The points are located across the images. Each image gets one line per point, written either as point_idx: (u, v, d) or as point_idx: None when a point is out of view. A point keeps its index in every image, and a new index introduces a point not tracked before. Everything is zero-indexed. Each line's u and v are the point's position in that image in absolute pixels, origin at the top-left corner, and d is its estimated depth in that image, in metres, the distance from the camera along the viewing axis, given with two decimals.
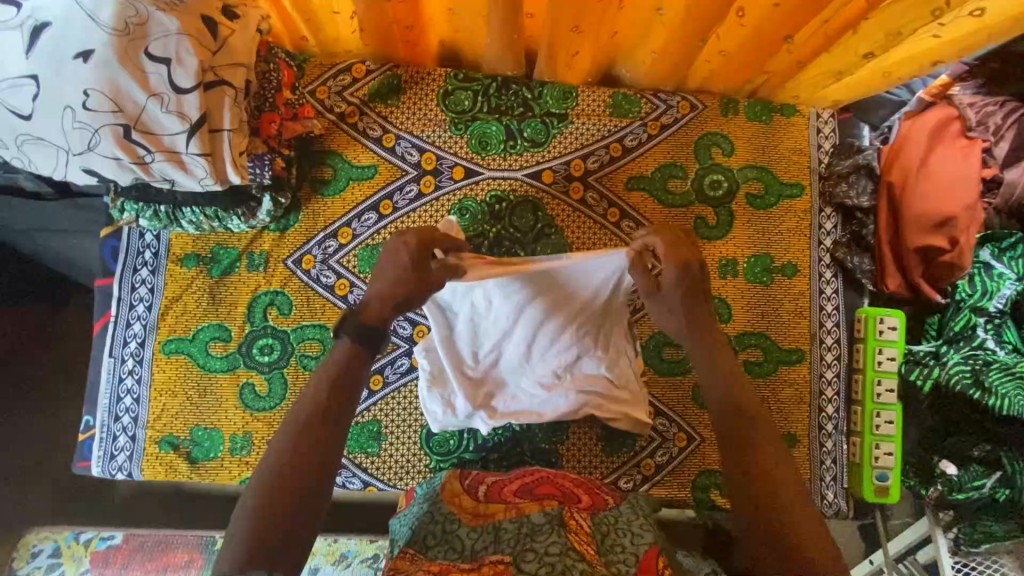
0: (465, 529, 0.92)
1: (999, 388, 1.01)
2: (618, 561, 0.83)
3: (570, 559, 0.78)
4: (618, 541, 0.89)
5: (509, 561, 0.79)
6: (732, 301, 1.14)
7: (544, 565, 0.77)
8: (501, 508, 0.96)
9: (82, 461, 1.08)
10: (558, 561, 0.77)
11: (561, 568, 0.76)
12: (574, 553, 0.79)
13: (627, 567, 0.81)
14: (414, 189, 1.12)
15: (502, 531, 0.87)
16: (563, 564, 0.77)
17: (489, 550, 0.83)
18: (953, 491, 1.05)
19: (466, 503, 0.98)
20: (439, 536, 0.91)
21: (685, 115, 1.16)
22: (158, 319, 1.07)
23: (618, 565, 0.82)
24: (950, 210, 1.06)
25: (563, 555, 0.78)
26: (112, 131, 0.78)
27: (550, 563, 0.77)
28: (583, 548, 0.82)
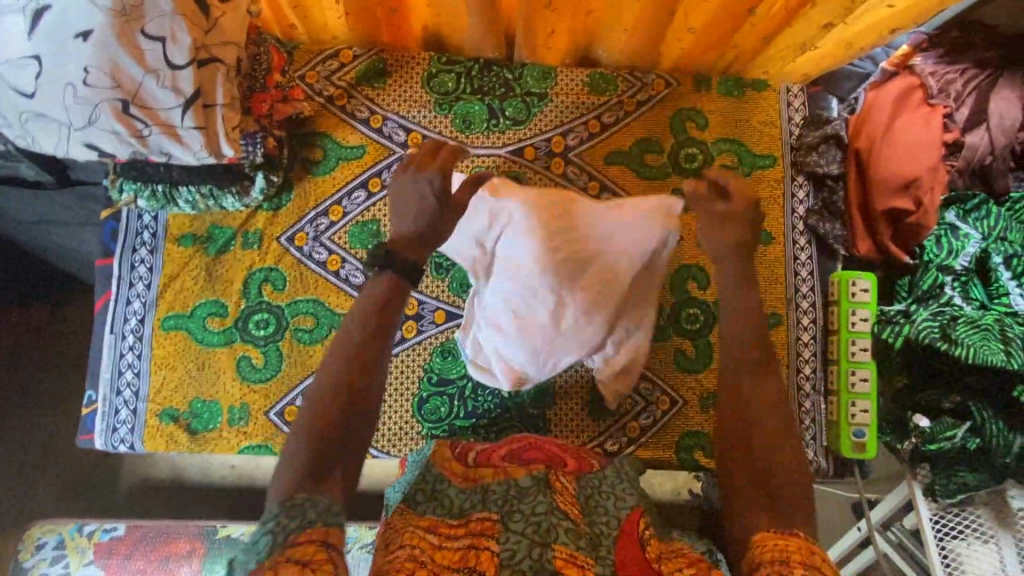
0: (455, 488, 0.95)
1: (965, 339, 1.04)
2: (601, 522, 0.90)
3: (555, 516, 0.83)
4: (601, 503, 0.94)
5: (496, 518, 0.85)
6: (709, 269, 1.18)
7: (531, 525, 0.82)
8: (490, 470, 0.99)
9: (85, 435, 1.11)
10: (543, 520, 0.83)
11: (546, 526, 0.82)
12: (559, 512, 0.85)
13: (610, 529, 0.89)
14: (401, 167, 1.16)
15: (491, 492, 0.91)
16: (548, 523, 0.82)
17: (477, 508, 0.88)
18: (926, 443, 1.08)
19: (455, 468, 1.01)
20: (429, 493, 0.95)
21: (660, 92, 1.21)
22: (157, 297, 1.11)
23: (601, 527, 0.89)
24: (913, 172, 1.11)
25: (548, 514, 0.84)
26: (112, 106, 0.82)
27: (535, 523, 0.82)
28: (567, 509, 0.88)
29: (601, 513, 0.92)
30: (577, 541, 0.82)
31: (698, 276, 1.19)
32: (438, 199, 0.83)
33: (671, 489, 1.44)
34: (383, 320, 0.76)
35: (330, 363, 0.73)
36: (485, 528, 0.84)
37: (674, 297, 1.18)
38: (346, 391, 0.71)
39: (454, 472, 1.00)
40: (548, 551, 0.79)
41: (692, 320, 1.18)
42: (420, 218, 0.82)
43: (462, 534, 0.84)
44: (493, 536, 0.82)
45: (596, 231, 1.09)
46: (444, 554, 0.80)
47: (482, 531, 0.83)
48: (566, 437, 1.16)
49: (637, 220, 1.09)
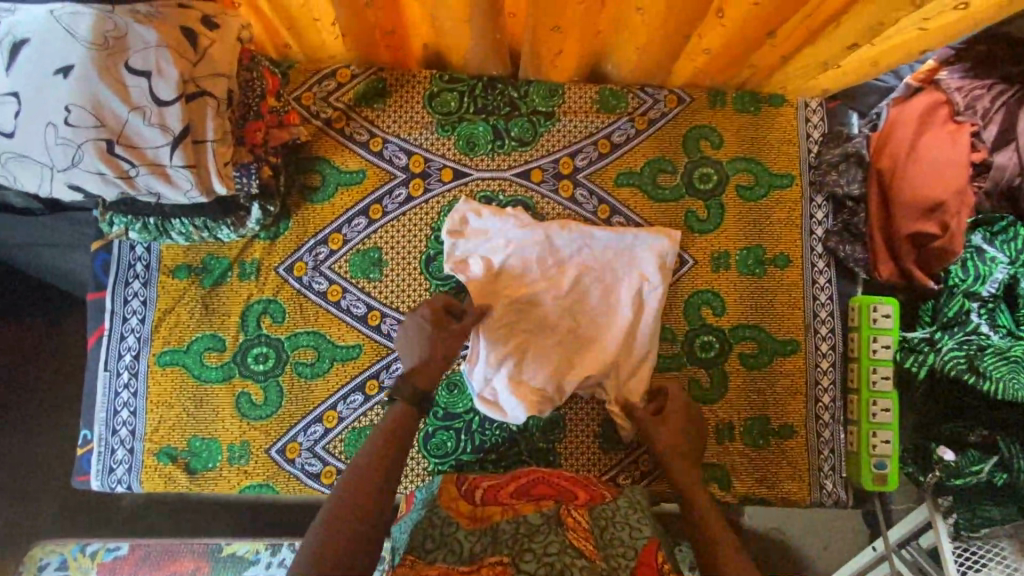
0: (462, 532, 0.91)
1: (993, 372, 1.01)
2: (618, 555, 0.88)
3: (568, 556, 0.81)
4: (616, 534, 0.91)
5: (508, 561, 0.82)
6: (725, 295, 1.14)
7: (544, 566, 0.80)
8: (498, 510, 0.97)
9: (82, 475, 1.08)
10: (557, 560, 0.80)
11: (559, 567, 0.79)
12: (572, 551, 0.82)
13: (626, 560, 0.87)
14: (403, 192, 1.11)
15: (501, 531, 0.88)
16: (562, 563, 0.80)
17: (488, 552, 0.85)
18: (952, 477, 1.04)
19: (462, 508, 0.98)
20: (438, 539, 0.90)
21: (673, 109, 1.15)
22: (152, 332, 1.07)
23: (617, 560, 0.87)
24: (939, 196, 1.06)
25: (561, 554, 0.81)
26: (95, 145, 0.78)
27: (547, 564, 0.80)
28: (581, 545, 0.85)
29: (616, 546, 0.89)
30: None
31: (713, 302, 1.14)
32: (433, 328, 0.98)
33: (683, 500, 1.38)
34: (402, 436, 0.92)
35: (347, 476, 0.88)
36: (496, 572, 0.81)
37: (688, 325, 1.14)
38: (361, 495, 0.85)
39: (461, 513, 0.97)
40: None
41: (706, 347, 1.14)
42: (420, 346, 0.98)
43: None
44: None
45: (593, 254, 1.10)
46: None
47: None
48: (578, 470, 1.13)
49: (637, 249, 1.10)
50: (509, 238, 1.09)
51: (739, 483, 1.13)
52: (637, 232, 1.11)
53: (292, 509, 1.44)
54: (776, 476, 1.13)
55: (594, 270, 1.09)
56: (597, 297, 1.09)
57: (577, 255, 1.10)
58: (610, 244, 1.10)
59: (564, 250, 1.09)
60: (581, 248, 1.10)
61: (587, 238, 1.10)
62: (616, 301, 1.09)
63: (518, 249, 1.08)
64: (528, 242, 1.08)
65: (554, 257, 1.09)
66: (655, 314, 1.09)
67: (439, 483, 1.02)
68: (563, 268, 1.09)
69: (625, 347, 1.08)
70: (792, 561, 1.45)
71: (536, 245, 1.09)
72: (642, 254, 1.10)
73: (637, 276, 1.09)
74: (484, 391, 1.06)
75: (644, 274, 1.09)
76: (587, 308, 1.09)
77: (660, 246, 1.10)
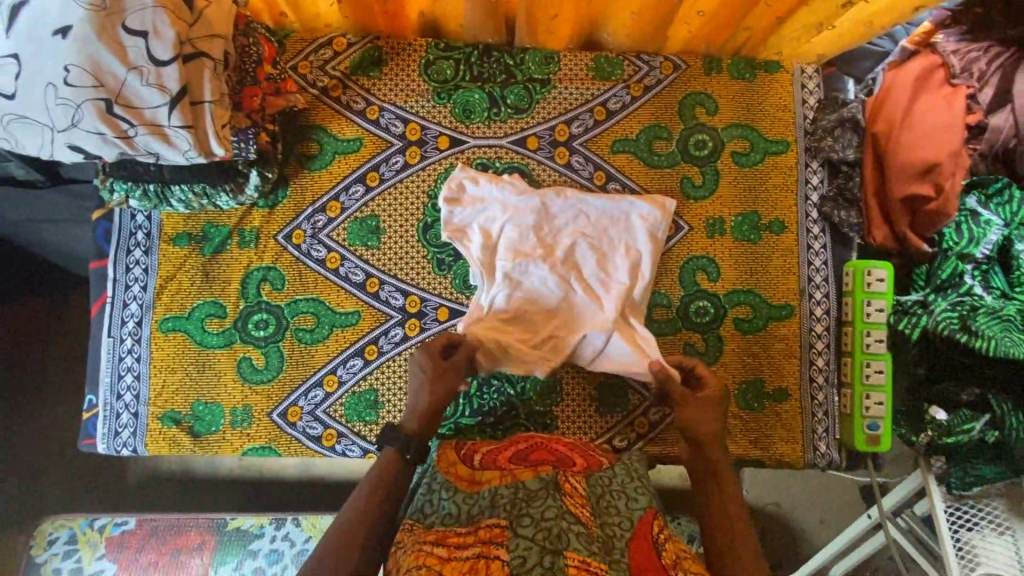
0: (461, 496, 0.92)
1: (986, 331, 1.00)
2: (614, 523, 0.88)
3: (565, 521, 0.79)
4: (612, 503, 0.93)
5: (506, 524, 0.80)
6: (720, 261, 1.15)
7: (542, 530, 0.78)
8: (497, 474, 0.97)
9: (87, 439, 1.11)
10: (554, 525, 0.78)
11: (557, 532, 0.77)
12: (569, 516, 0.81)
13: (622, 530, 0.87)
14: (400, 159, 1.12)
15: (499, 495, 0.87)
16: (559, 528, 0.78)
17: (486, 515, 0.85)
18: (943, 436, 1.05)
19: (460, 472, 0.98)
20: (436, 504, 0.92)
21: (668, 76, 1.16)
22: (154, 299, 1.08)
23: (613, 528, 0.87)
24: (934, 157, 1.06)
25: (559, 518, 0.79)
26: (94, 106, 0.79)
27: (545, 528, 0.77)
28: (577, 512, 0.83)
29: (612, 515, 0.90)
30: (590, 545, 0.78)
31: (708, 267, 1.15)
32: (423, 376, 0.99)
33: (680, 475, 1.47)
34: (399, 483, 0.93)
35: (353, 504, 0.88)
36: (494, 535, 0.80)
37: (684, 290, 1.15)
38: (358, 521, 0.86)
39: (460, 476, 0.97)
40: (561, 559, 0.75)
41: (701, 313, 1.15)
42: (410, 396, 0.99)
43: (471, 542, 0.80)
44: (502, 544, 0.78)
45: (587, 220, 1.11)
46: (453, 566, 0.77)
47: (490, 538, 0.79)
48: (575, 434, 1.14)
49: (631, 215, 1.11)
50: (505, 204, 1.10)
51: (734, 445, 1.14)
52: (631, 198, 1.12)
53: (298, 485, 1.46)
54: (770, 438, 1.14)
55: (588, 235, 1.10)
56: (592, 261, 1.09)
57: (572, 221, 1.11)
58: (604, 211, 1.11)
59: (559, 217, 1.11)
60: (576, 215, 1.11)
61: (581, 205, 1.11)
62: (611, 266, 1.09)
63: (513, 214, 1.09)
64: (524, 208, 1.09)
65: (549, 222, 1.10)
66: (648, 283, 1.10)
67: (437, 449, 1.04)
68: (557, 234, 1.10)
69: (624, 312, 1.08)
70: (788, 531, 1.49)
71: (532, 211, 1.10)
72: (635, 224, 1.11)
73: (631, 242, 1.10)
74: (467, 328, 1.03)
75: (638, 239, 1.10)
76: (582, 271, 1.09)
77: (654, 211, 1.11)
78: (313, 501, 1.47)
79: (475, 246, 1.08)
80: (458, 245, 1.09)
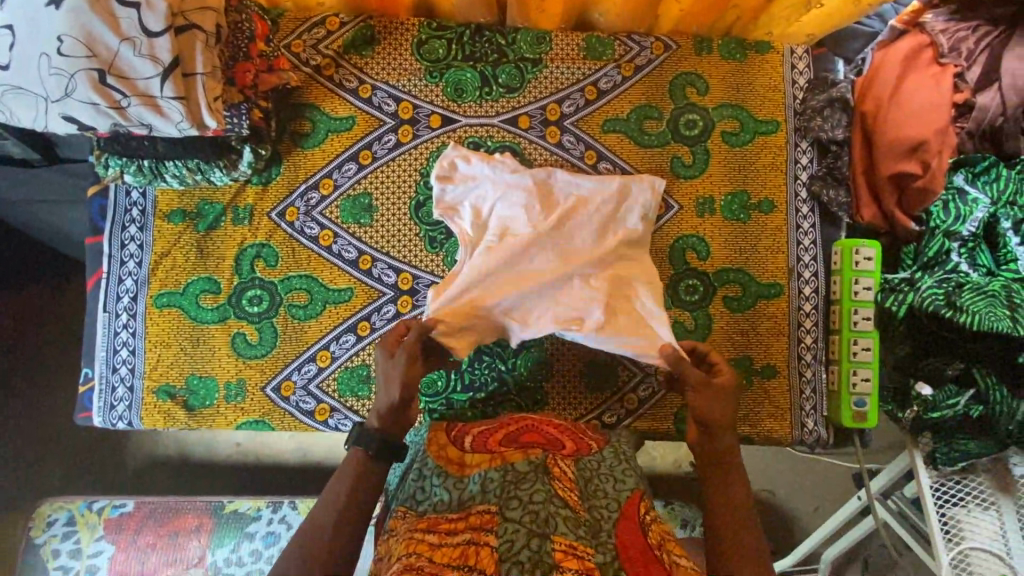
0: (451, 481, 0.92)
1: (970, 306, 1.01)
2: (600, 506, 0.86)
3: (553, 505, 0.80)
4: (600, 486, 0.90)
5: (496, 510, 0.80)
6: (710, 239, 1.16)
7: (530, 513, 0.78)
8: (487, 457, 0.95)
9: (84, 412, 1.12)
10: (542, 509, 0.78)
11: (545, 517, 0.78)
12: (558, 500, 0.81)
13: (609, 512, 0.86)
14: (393, 138, 1.13)
15: (488, 480, 0.87)
16: (546, 512, 0.78)
17: (477, 500, 0.85)
18: (928, 410, 1.07)
19: (451, 455, 0.97)
20: (427, 490, 0.93)
21: (659, 55, 1.17)
22: (149, 274, 1.10)
23: (600, 510, 0.86)
24: (922, 135, 1.07)
25: (546, 503, 0.79)
26: (87, 76, 0.81)
27: (533, 511, 0.78)
28: (565, 495, 0.83)
29: (599, 498, 0.88)
30: (577, 530, 0.78)
31: (698, 246, 1.16)
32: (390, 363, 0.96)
33: (672, 462, 1.48)
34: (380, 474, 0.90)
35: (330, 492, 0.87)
36: (484, 521, 0.80)
37: (674, 268, 1.16)
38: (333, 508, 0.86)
39: (450, 460, 0.96)
40: (547, 543, 0.75)
41: (691, 292, 1.16)
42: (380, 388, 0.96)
43: (462, 529, 0.81)
44: (492, 530, 0.78)
45: (578, 197, 1.10)
46: (444, 552, 0.77)
47: (481, 524, 0.79)
48: (565, 410, 1.16)
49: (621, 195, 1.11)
50: (495, 182, 1.10)
51: None
52: (621, 178, 1.12)
53: (292, 470, 1.48)
54: (759, 414, 1.16)
55: (578, 212, 1.09)
56: (581, 238, 1.08)
57: (562, 199, 1.11)
58: (595, 188, 1.11)
59: (549, 195, 1.11)
60: (566, 193, 1.11)
61: (571, 183, 1.11)
62: (601, 243, 1.09)
63: (503, 192, 1.10)
64: (514, 185, 1.10)
65: (538, 199, 1.10)
66: (638, 265, 1.11)
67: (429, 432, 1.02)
68: (547, 210, 1.09)
69: (613, 288, 1.08)
70: (778, 514, 1.50)
71: (521, 188, 1.10)
72: (627, 206, 1.11)
73: (621, 221, 1.10)
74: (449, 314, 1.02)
75: (628, 218, 1.10)
76: (572, 247, 1.08)
77: (642, 189, 1.12)
78: (308, 483, 1.48)
79: (466, 224, 1.09)
80: (449, 222, 1.10)
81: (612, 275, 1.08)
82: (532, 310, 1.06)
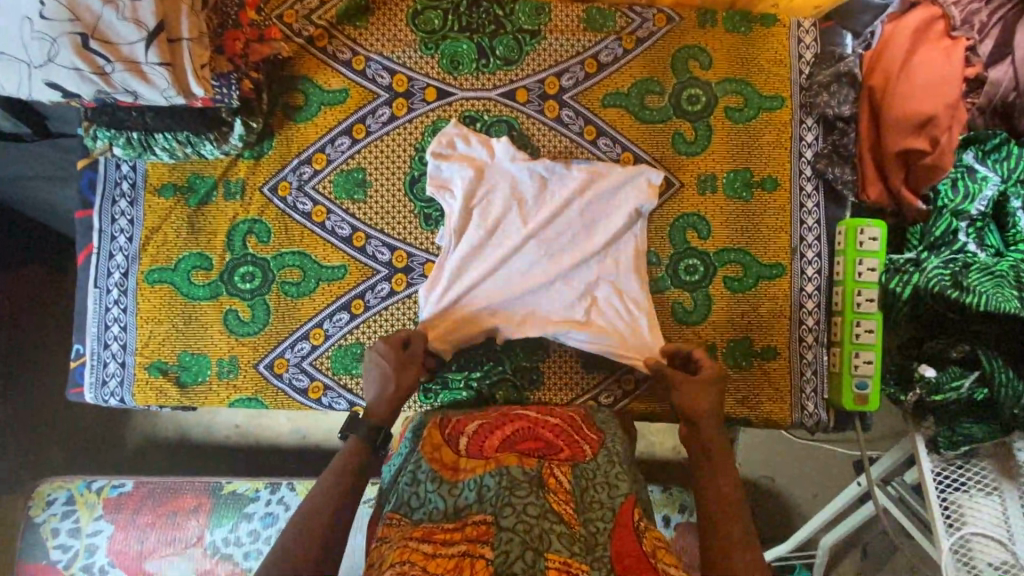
0: (445, 487, 0.87)
1: (977, 287, 0.99)
2: (597, 518, 0.84)
3: (547, 521, 0.78)
4: (596, 496, 0.87)
5: (492, 520, 0.79)
6: (711, 219, 1.14)
7: (523, 522, 0.76)
8: (482, 462, 0.91)
9: (76, 388, 1.11)
10: (536, 523, 0.77)
11: (539, 532, 0.76)
12: (552, 516, 0.79)
13: (604, 524, 0.83)
14: (387, 112, 1.10)
15: (484, 489, 0.84)
16: (540, 528, 0.77)
17: (474, 508, 0.83)
18: (931, 394, 1.04)
19: (445, 458, 0.93)
20: (422, 497, 0.88)
21: (661, 28, 1.13)
22: (140, 249, 1.08)
23: (596, 523, 0.83)
24: (931, 110, 1.04)
25: (541, 518, 0.78)
26: (70, 40, 0.80)
27: (527, 523, 0.76)
28: (560, 509, 0.82)
29: (596, 509, 0.85)
30: (572, 546, 0.77)
31: (698, 225, 1.14)
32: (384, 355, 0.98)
33: (671, 448, 1.46)
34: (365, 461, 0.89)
35: (324, 484, 0.85)
36: (480, 533, 0.78)
37: (673, 247, 1.14)
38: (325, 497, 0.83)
39: (445, 464, 0.91)
40: (542, 560, 0.73)
41: (691, 272, 1.14)
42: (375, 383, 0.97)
43: (458, 539, 0.79)
44: (488, 542, 0.76)
45: (576, 184, 1.09)
46: (439, 563, 0.75)
47: (477, 536, 0.78)
48: (561, 390, 1.14)
49: (620, 187, 1.09)
50: (492, 165, 1.09)
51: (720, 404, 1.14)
52: (621, 168, 1.10)
53: (289, 452, 1.47)
54: (759, 397, 1.14)
55: (573, 201, 1.08)
56: (575, 228, 1.08)
57: (559, 186, 1.09)
58: (594, 179, 1.09)
59: (546, 182, 1.09)
60: (564, 181, 1.09)
61: (570, 170, 1.10)
62: (595, 235, 1.09)
63: (500, 176, 1.09)
64: (511, 171, 1.09)
65: (534, 186, 1.09)
66: (635, 253, 1.09)
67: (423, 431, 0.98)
68: (543, 198, 1.09)
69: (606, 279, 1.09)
70: (777, 499, 1.49)
71: (519, 174, 1.09)
72: (626, 192, 1.09)
73: (618, 213, 1.09)
74: (448, 307, 1.05)
75: (625, 210, 1.09)
76: (565, 238, 1.08)
77: (641, 181, 1.10)
78: (304, 465, 1.47)
79: (460, 204, 1.07)
80: (443, 201, 1.08)
81: (605, 268, 1.09)
82: (525, 298, 1.07)
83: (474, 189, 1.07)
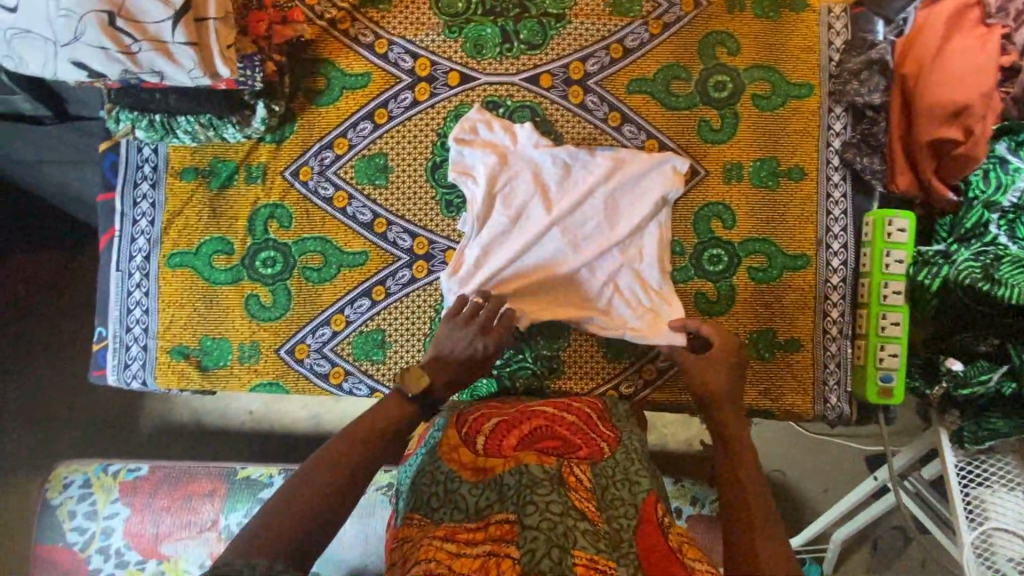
0: (467, 487, 0.87)
1: (1009, 279, 0.98)
2: (620, 515, 0.85)
3: (571, 518, 0.78)
4: (618, 494, 0.88)
5: (515, 519, 0.79)
6: (736, 209, 1.12)
7: (548, 519, 0.76)
8: (501, 461, 0.90)
9: (98, 370, 1.12)
10: (560, 519, 0.77)
11: (564, 528, 0.76)
12: (575, 513, 0.79)
13: (628, 520, 0.84)
14: (409, 96, 1.09)
15: (506, 487, 0.84)
16: (565, 525, 0.76)
17: (495, 508, 0.82)
18: (958, 387, 1.03)
19: (464, 458, 0.92)
20: (444, 497, 0.87)
21: (688, 13, 1.12)
22: (162, 233, 1.08)
23: (619, 521, 0.84)
24: (965, 99, 1.01)
25: (564, 515, 0.77)
26: (97, 17, 0.80)
27: (551, 520, 0.76)
28: (583, 507, 0.81)
29: (618, 507, 0.86)
30: (597, 543, 0.76)
31: (723, 215, 1.12)
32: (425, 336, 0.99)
33: (684, 440, 1.46)
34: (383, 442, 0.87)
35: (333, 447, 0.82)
36: (504, 532, 0.78)
37: (697, 238, 1.12)
38: (331, 460, 0.80)
39: (464, 465, 0.91)
40: (569, 557, 0.73)
41: (714, 262, 1.12)
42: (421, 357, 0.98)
43: (482, 539, 0.78)
44: (512, 541, 0.76)
45: (599, 172, 1.08)
46: (463, 563, 0.75)
47: (501, 536, 0.78)
48: (582, 380, 1.13)
49: (645, 175, 1.08)
50: (515, 151, 1.08)
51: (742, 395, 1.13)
52: (647, 156, 1.09)
53: (304, 438, 1.47)
54: (781, 388, 1.13)
55: (597, 189, 1.07)
56: (598, 216, 1.07)
57: (583, 173, 1.08)
58: (618, 166, 1.08)
59: (569, 169, 1.08)
60: (587, 167, 1.08)
61: (594, 157, 1.08)
62: (619, 223, 1.08)
63: (522, 162, 1.08)
64: (534, 157, 1.08)
65: (557, 172, 1.08)
66: (658, 244, 1.08)
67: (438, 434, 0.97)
68: (566, 186, 1.08)
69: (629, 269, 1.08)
70: (793, 493, 1.48)
71: (542, 160, 1.08)
72: (652, 179, 1.09)
73: (641, 202, 1.08)
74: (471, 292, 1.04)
75: (648, 199, 1.08)
76: (589, 226, 1.07)
77: (666, 169, 1.09)
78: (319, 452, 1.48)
79: (482, 190, 1.06)
80: (465, 187, 1.07)
81: (628, 257, 1.08)
82: (547, 285, 1.06)
83: (497, 175, 1.06)
